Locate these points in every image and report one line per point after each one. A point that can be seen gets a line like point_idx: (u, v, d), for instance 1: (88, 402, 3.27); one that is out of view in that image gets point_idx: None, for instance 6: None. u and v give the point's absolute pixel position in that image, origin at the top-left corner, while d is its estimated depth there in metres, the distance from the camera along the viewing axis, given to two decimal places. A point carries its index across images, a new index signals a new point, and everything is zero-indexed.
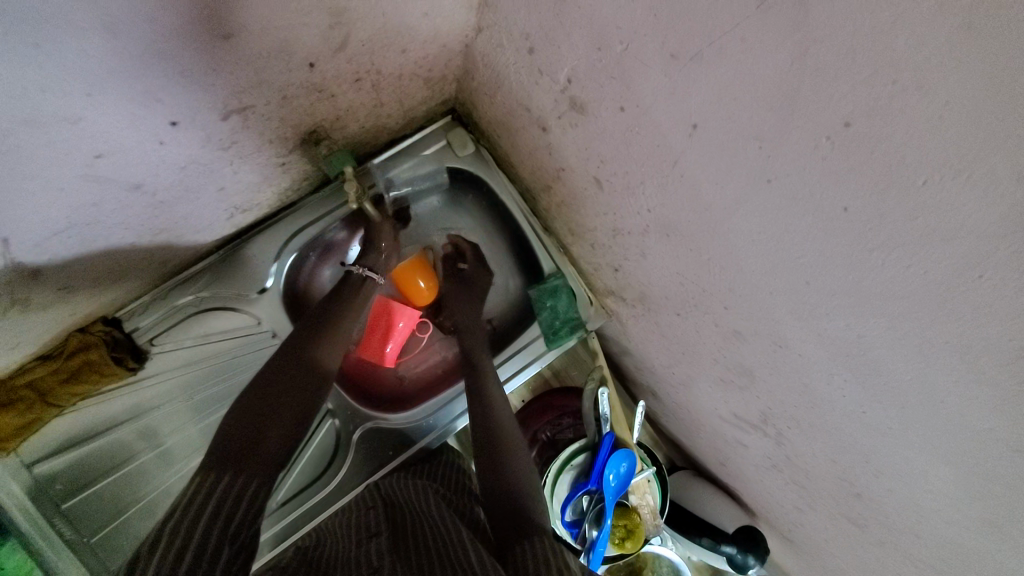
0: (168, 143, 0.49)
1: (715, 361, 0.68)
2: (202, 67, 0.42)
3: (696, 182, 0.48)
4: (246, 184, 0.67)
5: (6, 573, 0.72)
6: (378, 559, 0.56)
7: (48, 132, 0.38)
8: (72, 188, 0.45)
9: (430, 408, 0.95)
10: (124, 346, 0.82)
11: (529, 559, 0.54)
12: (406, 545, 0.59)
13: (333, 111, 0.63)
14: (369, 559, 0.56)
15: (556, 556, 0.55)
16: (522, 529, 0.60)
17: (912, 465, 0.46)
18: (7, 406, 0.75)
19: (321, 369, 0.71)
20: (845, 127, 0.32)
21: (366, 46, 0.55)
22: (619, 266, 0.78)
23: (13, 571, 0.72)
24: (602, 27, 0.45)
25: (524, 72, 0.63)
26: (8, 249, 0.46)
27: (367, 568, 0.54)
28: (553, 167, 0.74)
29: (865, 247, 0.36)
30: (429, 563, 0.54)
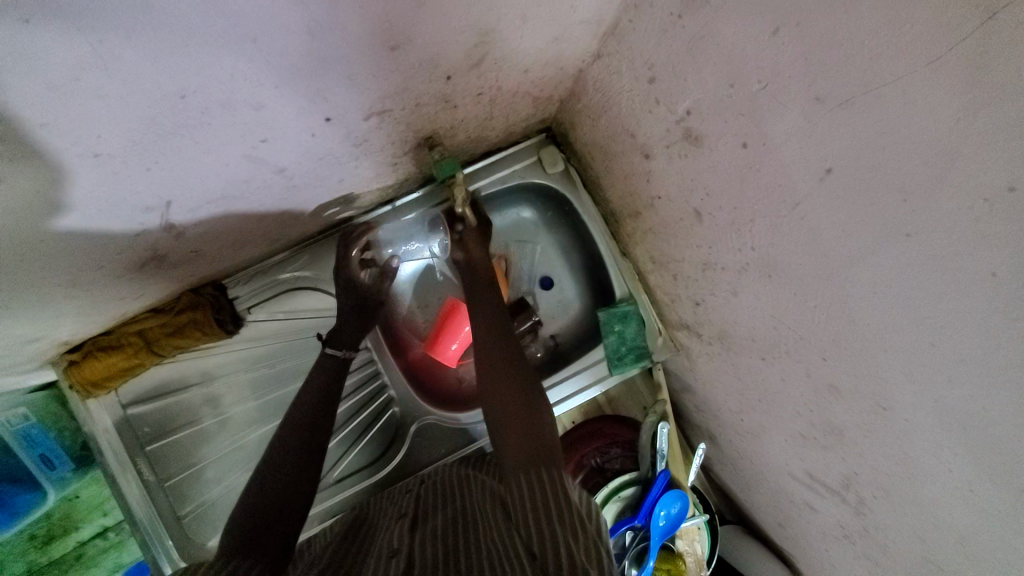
0: (318, 135, 0.54)
1: (798, 413, 0.66)
2: (365, 71, 0.47)
3: (816, 227, 0.47)
4: (360, 178, 0.72)
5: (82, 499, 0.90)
6: (399, 542, 0.58)
7: (233, 115, 0.43)
8: (234, 165, 0.51)
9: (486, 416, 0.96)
10: (227, 310, 0.89)
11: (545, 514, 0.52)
12: (430, 526, 0.61)
13: (451, 120, 0.67)
14: (394, 542, 0.59)
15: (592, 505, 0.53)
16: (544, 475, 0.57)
17: (1023, 560, 0.42)
18: (117, 348, 0.83)
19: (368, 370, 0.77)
20: (1008, 191, 0.31)
21: (497, 65, 0.58)
22: (700, 301, 0.77)
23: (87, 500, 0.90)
24: (741, 65, 0.46)
25: (638, 100, 0.64)
26: (169, 210, 0.53)
27: (388, 551, 0.57)
28: (648, 195, 0.75)
29: (1007, 317, 0.34)
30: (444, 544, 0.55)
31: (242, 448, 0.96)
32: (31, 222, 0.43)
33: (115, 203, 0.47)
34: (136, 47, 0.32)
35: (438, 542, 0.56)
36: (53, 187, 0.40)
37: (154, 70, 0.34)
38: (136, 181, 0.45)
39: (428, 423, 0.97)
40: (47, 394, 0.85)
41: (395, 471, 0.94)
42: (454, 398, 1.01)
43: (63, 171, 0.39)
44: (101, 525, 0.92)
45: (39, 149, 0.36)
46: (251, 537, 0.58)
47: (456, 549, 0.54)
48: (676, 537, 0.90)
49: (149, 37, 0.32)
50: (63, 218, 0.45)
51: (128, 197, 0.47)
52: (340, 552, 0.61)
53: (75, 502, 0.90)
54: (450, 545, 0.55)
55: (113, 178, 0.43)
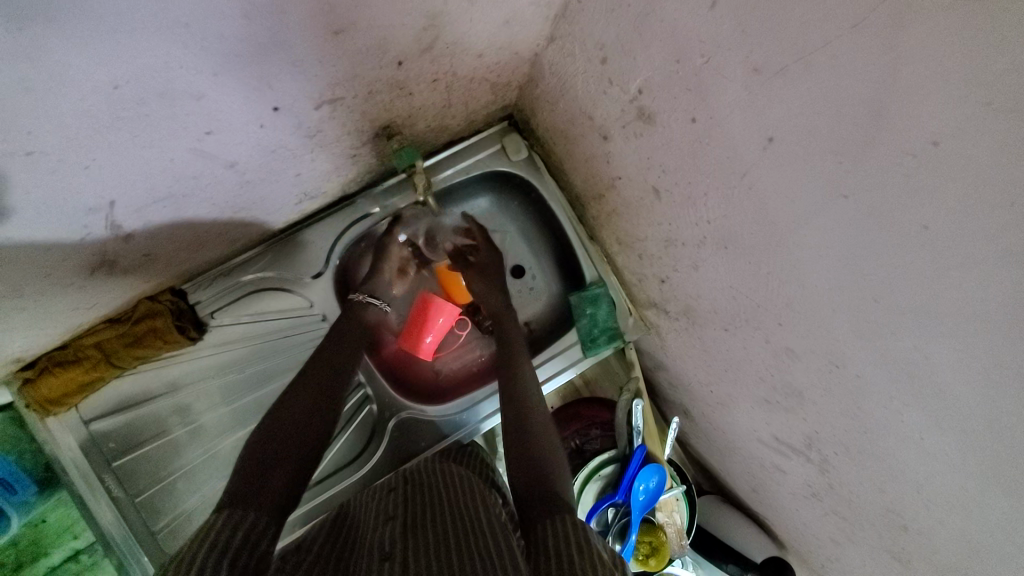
0: (267, 126, 0.53)
1: (761, 379, 0.68)
2: (311, 57, 0.46)
3: (763, 194, 0.49)
4: (319, 172, 0.71)
5: (50, 525, 0.82)
6: (390, 544, 0.58)
7: (173, 106, 0.42)
8: (179, 161, 0.49)
9: (466, 406, 0.97)
10: (187, 317, 0.86)
11: (549, 538, 0.54)
12: (421, 529, 0.61)
13: (407, 108, 0.67)
14: (387, 543, 0.59)
15: (575, 529, 0.55)
16: (541, 501, 0.60)
17: (971, 497, 0.46)
18: (74, 362, 0.81)
19: (343, 376, 0.77)
20: (932, 145, 0.33)
21: (448, 49, 0.58)
22: (665, 278, 0.78)
23: (55, 524, 0.82)
24: (685, 39, 0.47)
25: (592, 82, 0.65)
26: (113, 211, 0.51)
27: (379, 553, 0.57)
28: (609, 176, 0.76)
29: (942, 266, 0.37)
30: (442, 548, 0.56)
31: (216, 457, 0.92)
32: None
33: (54, 204, 0.45)
34: (63, 34, 0.31)
35: (431, 546, 0.56)
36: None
37: (86, 61, 0.33)
38: (75, 180, 0.44)
39: (405, 417, 0.96)
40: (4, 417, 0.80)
41: (376, 468, 0.93)
42: (432, 391, 1.01)
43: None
44: (73, 549, 0.83)
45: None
46: (251, 492, 0.59)
47: (452, 553, 0.54)
48: (656, 510, 0.93)
49: (77, 24, 0.30)
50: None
51: (67, 198, 0.45)
52: (328, 552, 0.61)
53: (42, 527, 0.81)
54: (446, 549, 0.55)
55: (52, 178, 0.42)
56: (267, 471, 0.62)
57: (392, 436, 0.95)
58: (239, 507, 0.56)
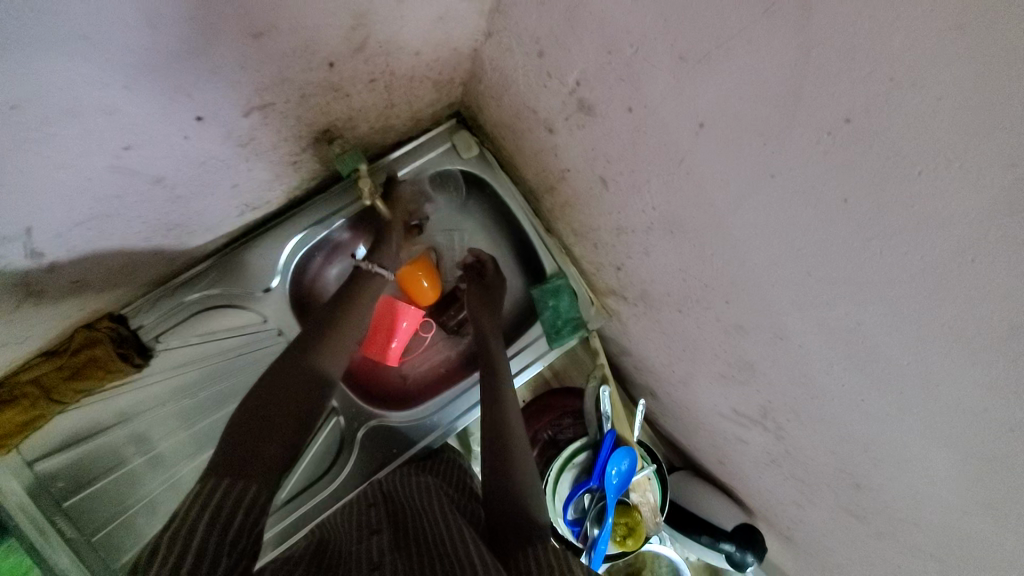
0: (193, 138, 0.51)
1: (716, 356, 0.72)
2: (234, 63, 0.44)
3: (701, 179, 0.50)
4: (259, 182, 0.69)
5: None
6: (379, 556, 0.58)
7: (83, 123, 0.40)
8: (98, 179, 0.47)
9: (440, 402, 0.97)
10: (130, 343, 0.82)
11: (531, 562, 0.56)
12: (406, 541, 0.61)
13: (346, 111, 0.65)
14: (373, 554, 0.58)
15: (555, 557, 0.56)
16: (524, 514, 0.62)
17: (911, 450, 0.49)
18: (11, 402, 0.75)
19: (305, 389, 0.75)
20: (845, 122, 0.35)
21: (382, 48, 0.57)
22: (621, 265, 0.80)
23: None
24: (614, 31, 0.48)
25: (531, 76, 0.64)
26: (30, 239, 0.48)
27: (368, 564, 0.56)
28: (558, 168, 0.76)
29: (864, 236, 0.39)
30: (431, 560, 0.56)
31: (179, 486, 0.88)
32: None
33: None
34: None
35: (421, 559, 0.56)
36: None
37: None
38: None
39: (375, 424, 0.95)
40: None
41: (348, 480, 0.91)
42: (399, 397, 0.99)
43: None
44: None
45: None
46: None
47: (441, 562, 0.55)
48: (630, 491, 0.96)
49: None
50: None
51: None
52: (313, 565, 0.60)
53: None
54: (436, 561, 0.55)
55: None
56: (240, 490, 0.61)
57: (363, 446, 0.94)
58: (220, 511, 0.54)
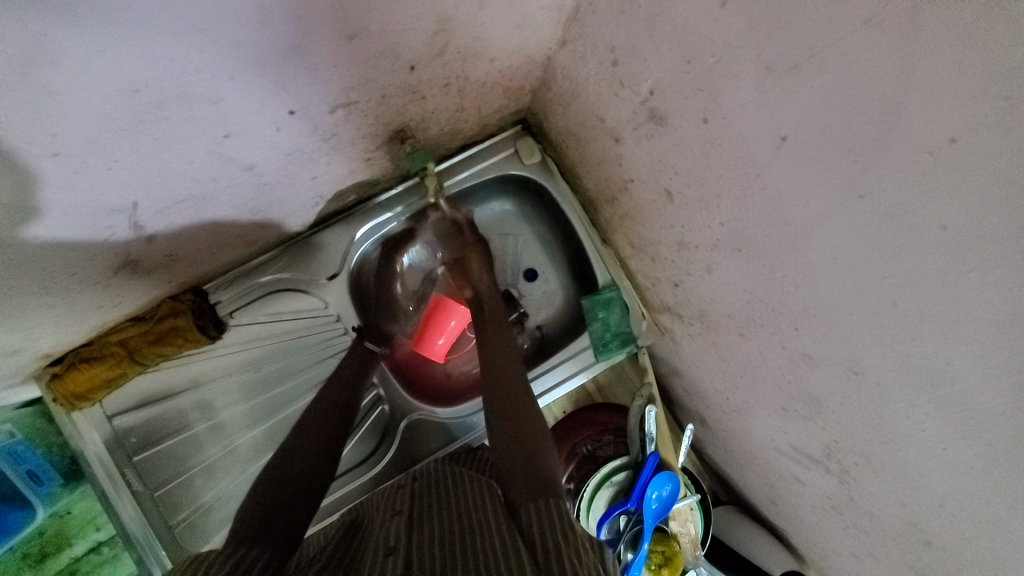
0: (283, 130, 0.55)
1: (778, 387, 0.68)
2: (325, 62, 0.47)
3: (777, 196, 0.48)
4: (334, 176, 0.73)
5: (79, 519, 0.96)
6: (394, 539, 0.58)
7: (191, 109, 0.43)
8: (199, 163, 0.51)
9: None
10: (208, 316, 0.88)
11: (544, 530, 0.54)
12: (426, 523, 0.61)
13: (420, 112, 0.68)
14: (391, 540, 0.58)
15: (566, 527, 0.54)
16: (536, 490, 0.60)
17: (999, 514, 0.44)
18: (100, 359, 0.83)
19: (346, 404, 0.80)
20: (949, 142, 0.32)
21: (461, 53, 0.58)
22: (679, 282, 0.77)
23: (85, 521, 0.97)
24: (696, 41, 0.47)
25: (603, 84, 0.64)
26: (136, 213, 0.53)
27: (384, 548, 0.57)
28: (621, 179, 0.75)
29: (961, 268, 0.35)
30: (444, 539, 0.56)
31: (235, 454, 0.93)
32: (1, 229, 0.43)
33: (81, 204, 0.47)
34: (86, 38, 0.32)
35: (435, 538, 0.56)
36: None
37: (104, 66, 0.34)
38: (98, 182, 0.45)
39: (417, 418, 0.97)
40: (33, 411, 0.93)
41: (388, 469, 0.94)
42: (443, 393, 1.02)
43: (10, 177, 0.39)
44: (95, 540, 0.97)
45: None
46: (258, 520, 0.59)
47: (455, 546, 0.54)
48: (669, 519, 0.92)
49: (94, 26, 0.31)
50: (23, 225, 0.45)
51: (93, 198, 0.47)
52: (333, 551, 0.61)
53: (65, 518, 0.95)
54: (449, 541, 0.55)
55: (76, 179, 0.43)
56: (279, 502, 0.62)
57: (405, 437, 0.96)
58: (249, 539, 0.55)
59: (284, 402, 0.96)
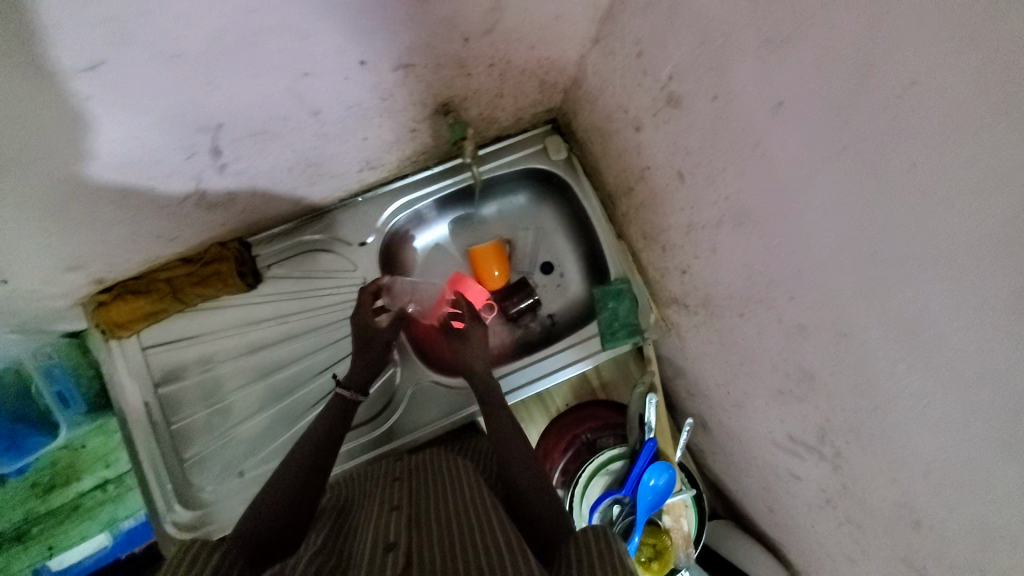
0: (351, 79, 0.64)
1: (775, 368, 0.72)
2: (399, 18, 0.57)
3: (774, 161, 0.54)
4: (382, 141, 0.82)
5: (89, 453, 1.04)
6: (395, 534, 0.60)
7: (285, 39, 0.52)
8: (278, 97, 0.60)
9: (524, 364, 1.03)
10: (248, 265, 0.95)
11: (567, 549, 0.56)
12: (426, 523, 0.62)
13: (466, 89, 0.77)
14: (391, 535, 0.59)
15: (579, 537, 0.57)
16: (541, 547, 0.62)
17: (976, 467, 0.46)
18: (146, 293, 0.91)
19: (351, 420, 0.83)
20: (910, 84, 0.38)
21: (508, 35, 0.68)
22: (686, 268, 0.83)
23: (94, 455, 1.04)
24: (707, 24, 0.55)
25: (628, 76, 0.73)
26: (218, 134, 0.62)
27: (384, 543, 0.58)
28: (639, 168, 0.82)
29: (929, 203, 0.40)
30: (446, 543, 0.57)
31: (239, 405, 0.97)
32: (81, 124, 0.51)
33: (179, 114, 0.56)
34: None
35: (437, 540, 0.58)
36: (68, 78, 0.45)
37: None
38: (199, 95, 0.54)
39: (423, 391, 1.01)
40: (71, 343, 1.00)
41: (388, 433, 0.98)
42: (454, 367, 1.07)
43: (94, 77, 0.46)
44: (102, 478, 1.05)
45: (93, 46, 0.43)
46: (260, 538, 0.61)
47: (458, 550, 0.55)
48: (663, 513, 0.93)
49: None
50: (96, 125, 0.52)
51: (191, 109, 0.56)
52: (332, 542, 0.63)
53: (80, 452, 1.04)
54: (452, 544, 0.56)
55: (185, 86, 0.52)
56: (281, 519, 0.65)
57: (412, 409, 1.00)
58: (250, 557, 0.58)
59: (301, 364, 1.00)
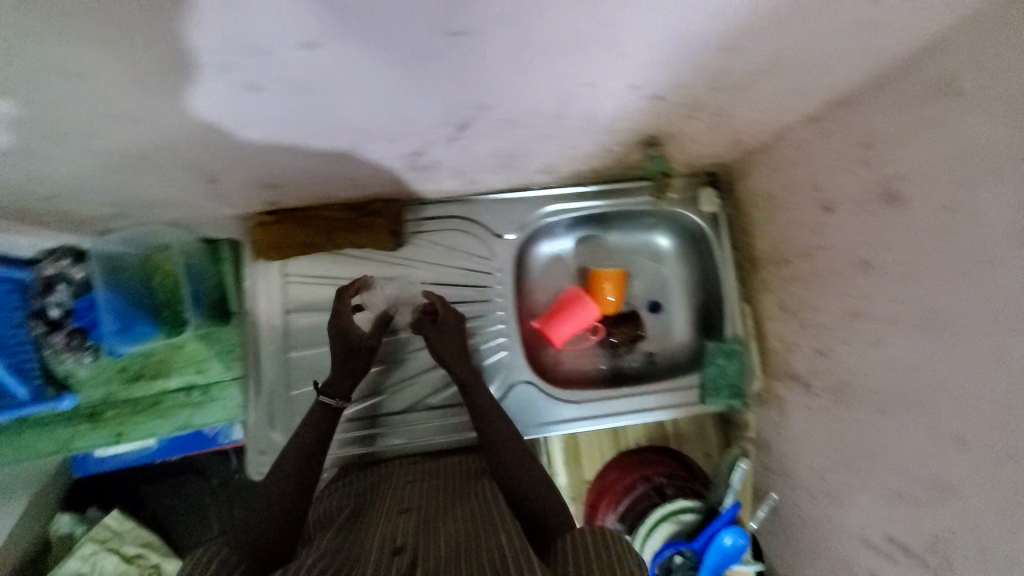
0: (616, 98, 0.67)
1: (901, 471, 0.73)
2: (689, 59, 0.60)
3: (994, 283, 0.57)
4: (580, 152, 0.86)
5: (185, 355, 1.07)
6: (401, 539, 0.65)
7: (607, 54, 0.56)
8: (555, 95, 0.63)
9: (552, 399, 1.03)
10: (398, 228, 1.02)
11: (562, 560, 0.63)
12: (431, 529, 0.68)
13: (682, 130, 0.81)
14: (397, 541, 0.65)
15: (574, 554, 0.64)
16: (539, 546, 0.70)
17: None
18: (303, 225, 0.97)
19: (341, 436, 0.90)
20: None
21: (751, 95, 0.72)
22: (826, 350, 0.85)
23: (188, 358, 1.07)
24: (965, 143, 0.59)
25: (841, 161, 0.77)
26: (486, 114, 0.65)
27: (391, 545, 0.64)
28: (810, 244, 0.86)
29: None
30: (452, 545, 0.63)
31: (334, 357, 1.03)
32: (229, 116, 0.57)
33: (476, 90, 0.59)
34: None
35: (441, 544, 0.63)
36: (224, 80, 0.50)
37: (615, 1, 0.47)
38: (505, 79, 0.58)
39: (413, 400, 1.06)
40: (206, 249, 1.08)
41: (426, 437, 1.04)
42: (553, 374, 1.11)
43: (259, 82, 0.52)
44: (190, 381, 1.08)
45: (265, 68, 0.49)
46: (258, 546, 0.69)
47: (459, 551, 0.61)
48: None
49: None
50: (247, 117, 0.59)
51: (488, 89, 0.59)
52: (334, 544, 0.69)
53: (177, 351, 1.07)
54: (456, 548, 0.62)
55: (504, 70, 0.56)
56: (271, 534, 0.73)
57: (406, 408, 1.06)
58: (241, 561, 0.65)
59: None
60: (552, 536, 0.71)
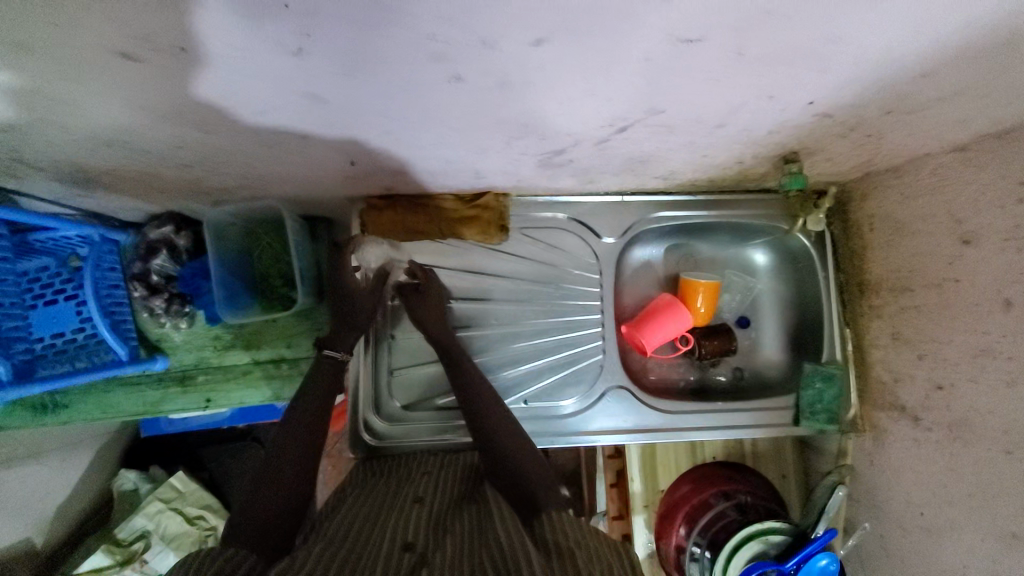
0: (779, 112, 0.65)
1: (1019, 516, 0.71)
2: (874, 78, 0.57)
3: None
4: (707, 160, 0.84)
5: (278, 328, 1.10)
6: (411, 537, 0.69)
7: (804, 69, 0.54)
8: (730, 105, 0.61)
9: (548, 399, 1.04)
10: (503, 220, 1.00)
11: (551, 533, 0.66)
12: (441, 529, 0.72)
13: (821, 148, 0.79)
14: (408, 537, 0.69)
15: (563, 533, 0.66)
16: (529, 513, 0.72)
17: None
18: (413, 211, 0.97)
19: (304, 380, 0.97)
20: None
21: (909, 120, 0.70)
22: (944, 385, 0.83)
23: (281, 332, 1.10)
24: None
25: (989, 195, 0.75)
26: (654, 116, 0.64)
27: (402, 542, 0.68)
28: (938, 275, 0.84)
29: None
30: (461, 546, 0.66)
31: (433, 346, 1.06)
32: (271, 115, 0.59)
33: (658, 93, 0.58)
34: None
35: (449, 544, 0.66)
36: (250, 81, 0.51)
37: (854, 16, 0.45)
38: (692, 85, 0.56)
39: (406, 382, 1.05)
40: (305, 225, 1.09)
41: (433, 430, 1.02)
42: (641, 380, 1.11)
43: (291, 83, 0.53)
44: (279, 354, 1.11)
45: (289, 72, 0.51)
46: (266, 529, 0.73)
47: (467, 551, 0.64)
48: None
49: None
50: (280, 116, 0.60)
51: (672, 93, 0.58)
52: (349, 530, 0.73)
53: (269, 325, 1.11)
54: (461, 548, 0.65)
55: (700, 75, 0.54)
56: (278, 514, 0.76)
57: (410, 401, 1.05)
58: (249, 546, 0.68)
59: (529, 337, 1.05)
60: (539, 504, 0.73)
